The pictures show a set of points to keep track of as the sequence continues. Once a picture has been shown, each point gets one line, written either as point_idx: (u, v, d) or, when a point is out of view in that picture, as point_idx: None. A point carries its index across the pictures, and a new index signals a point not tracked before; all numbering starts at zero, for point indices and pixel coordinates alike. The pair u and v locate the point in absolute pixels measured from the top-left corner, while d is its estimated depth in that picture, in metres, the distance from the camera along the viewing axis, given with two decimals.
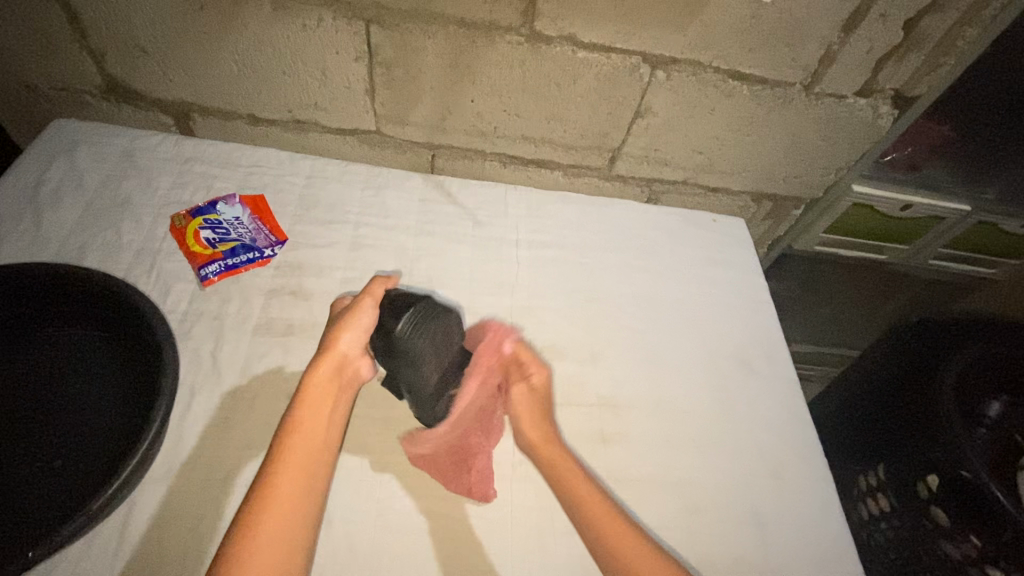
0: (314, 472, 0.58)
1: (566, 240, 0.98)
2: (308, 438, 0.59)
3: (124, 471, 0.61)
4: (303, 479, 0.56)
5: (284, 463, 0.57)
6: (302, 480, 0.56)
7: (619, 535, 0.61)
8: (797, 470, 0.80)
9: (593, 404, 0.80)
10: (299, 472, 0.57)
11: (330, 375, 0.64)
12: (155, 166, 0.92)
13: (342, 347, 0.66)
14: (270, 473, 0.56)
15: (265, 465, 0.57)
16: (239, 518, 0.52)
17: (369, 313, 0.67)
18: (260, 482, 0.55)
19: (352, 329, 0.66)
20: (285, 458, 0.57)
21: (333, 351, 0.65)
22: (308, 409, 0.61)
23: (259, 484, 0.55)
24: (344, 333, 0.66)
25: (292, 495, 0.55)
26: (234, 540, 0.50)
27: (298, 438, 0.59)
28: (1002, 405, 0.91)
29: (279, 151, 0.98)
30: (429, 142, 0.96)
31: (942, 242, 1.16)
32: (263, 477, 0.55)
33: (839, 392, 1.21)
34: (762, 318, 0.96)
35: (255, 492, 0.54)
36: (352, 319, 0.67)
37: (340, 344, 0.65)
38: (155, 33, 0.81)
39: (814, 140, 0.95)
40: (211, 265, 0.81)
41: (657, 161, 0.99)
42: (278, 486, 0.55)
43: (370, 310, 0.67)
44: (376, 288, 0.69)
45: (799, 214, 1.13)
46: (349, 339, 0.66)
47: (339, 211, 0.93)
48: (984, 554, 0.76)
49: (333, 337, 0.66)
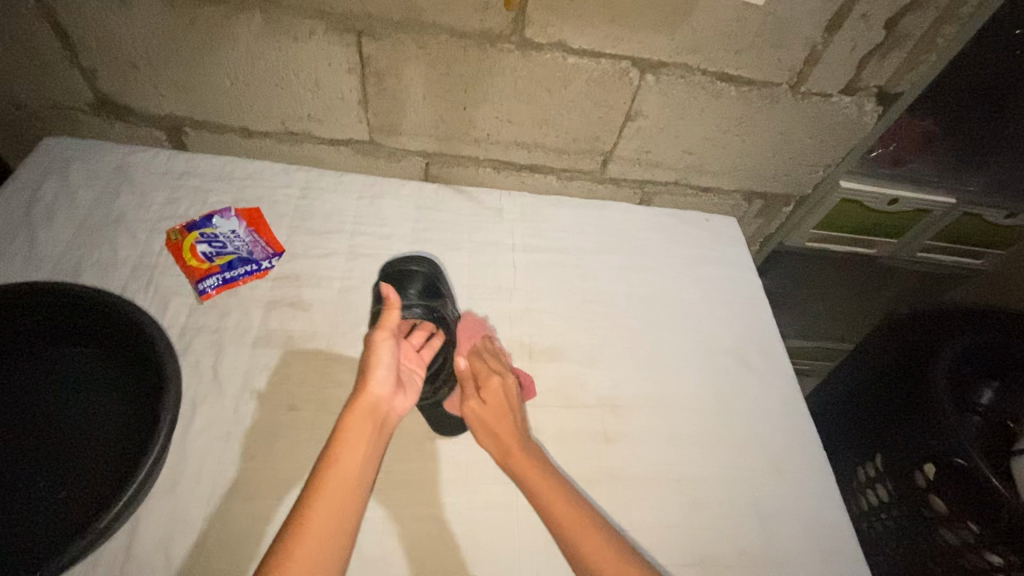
0: (345, 516, 0.55)
1: (561, 243, 0.99)
2: (340, 480, 0.57)
3: (131, 486, 0.60)
4: (334, 524, 0.54)
5: (316, 506, 0.54)
6: (331, 524, 0.54)
7: (591, 538, 0.59)
8: (797, 464, 0.81)
9: (594, 405, 0.81)
10: (329, 516, 0.54)
11: (364, 415, 0.63)
12: (150, 182, 0.92)
13: (370, 386, 0.65)
14: (301, 515, 0.54)
15: (296, 507, 0.55)
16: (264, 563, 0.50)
17: (386, 347, 0.68)
18: (291, 526, 0.53)
19: (377, 367, 0.66)
20: (318, 499, 0.55)
21: (363, 392, 0.64)
22: (342, 449, 0.60)
23: (289, 528, 0.53)
24: (373, 371, 0.65)
25: (318, 543, 0.52)
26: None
27: (331, 479, 0.57)
28: (992, 394, 0.93)
29: (273, 163, 0.99)
30: (422, 150, 0.97)
31: (929, 235, 1.18)
32: (295, 519, 0.53)
33: (836, 385, 1.22)
34: (757, 316, 0.97)
35: (284, 537, 0.52)
36: (374, 357, 0.67)
37: (370, 383, 0.65)
38: (146, 49, 0.81)
39: (802, 138, 0.97)
40: (209, 279, 0.81)
41: (649, 162, 1.00)
42: (306, 533, 0.52)
43: (386, 344, 0.68)
44: (388, 318, 0.70)
45: (788, 211, 1.15)
46: (377, 377, 0.66)
47: (335, 220, 0.93)
48: (981, 540, 0.77)
49: (362, 378, 0.66)
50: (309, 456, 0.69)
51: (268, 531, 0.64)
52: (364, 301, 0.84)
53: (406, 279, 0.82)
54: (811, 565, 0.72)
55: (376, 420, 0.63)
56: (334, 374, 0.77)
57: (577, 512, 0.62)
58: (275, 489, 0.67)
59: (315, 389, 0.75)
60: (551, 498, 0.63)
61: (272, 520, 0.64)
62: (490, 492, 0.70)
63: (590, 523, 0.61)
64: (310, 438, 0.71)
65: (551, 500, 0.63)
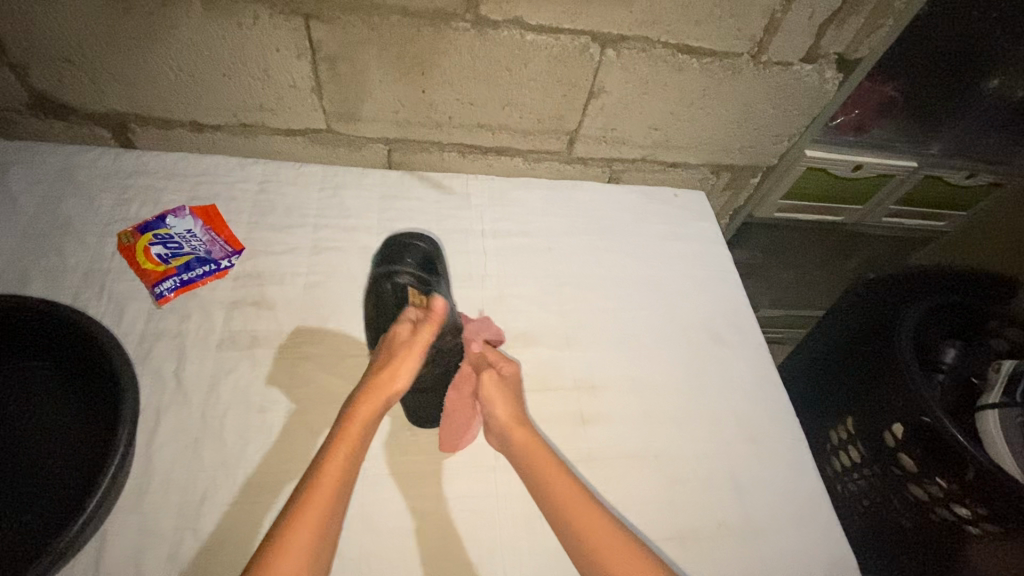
0: (335, 517, 0.55)
1: (531, 226, 0.97)
2: (338, 480, 0.57)
3: (91, 503, 0.58)
4: (326, 525, 0.54)
5: (313, 504, 0.54)
6: (324, 525, 0.54)
7: (600, 533, 0.60)
8: (772, 433, 0.82)
9: (571, 386, 0.81)
10: (323, 516, 0.54)
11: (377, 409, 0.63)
12: (97, 183, 0.88)
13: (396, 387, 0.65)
14: (297, 513, 0.53)
15: (291, 503, 0.54)
16: (254, 560, 0.50)
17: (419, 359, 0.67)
18: (285, 524, 0.53)
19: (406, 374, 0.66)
20: (315, 497, 0.54)
21: (387, 375, 0.65)
22: (343, 446, 0.59)
23: (283, 526, 0.52)
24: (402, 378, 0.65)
25: (310, 544, 0.52)
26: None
27: (330, 479, 0.56)
28: (957, 351, 0.94)
29: (228, 157, 0.95)
30: (383, 137, 0.94)
31: (893, 201, 1.21)
32: (289, 517, 0.53)
33: (807, 352, 1.24)
34: (728, 289, 0.98)
35: (277, 533, 0.52)
36: (408, 367, 0.66)
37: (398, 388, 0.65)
38: (80, 41, 0.76)
39: (766, 109, 0.96)
40: (166, 281, 0.78)
41: (615, 140, 0.99)
42: (302, 531, 0.52)
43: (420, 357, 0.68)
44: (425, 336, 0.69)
45: (755, 182, 1.16)
46: (406, 361, 0.67)
47: (297, 214, 0.90)
48: (948, 494, 0.81)
49: (392, 356, 0.67)
50: (282, 457, 0.68)
51: (241, 536, 0.62)
52: (331, 296, 0.82)
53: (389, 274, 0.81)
54: (787, 530, 0.74)
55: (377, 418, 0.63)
56: (304, 372, 0.75)
57: (587, 507, 0.62)
58: (248, 493, 0.65)
59: (284, 389, 0.73)
60: (563, 500, 0.62)
61: (246, 525, 0.63)
62: (469, 481, 0.71)
63: (598, 516, 0.61)
64: (281, 439, 0.69)
65: (563, 500, 0.62)
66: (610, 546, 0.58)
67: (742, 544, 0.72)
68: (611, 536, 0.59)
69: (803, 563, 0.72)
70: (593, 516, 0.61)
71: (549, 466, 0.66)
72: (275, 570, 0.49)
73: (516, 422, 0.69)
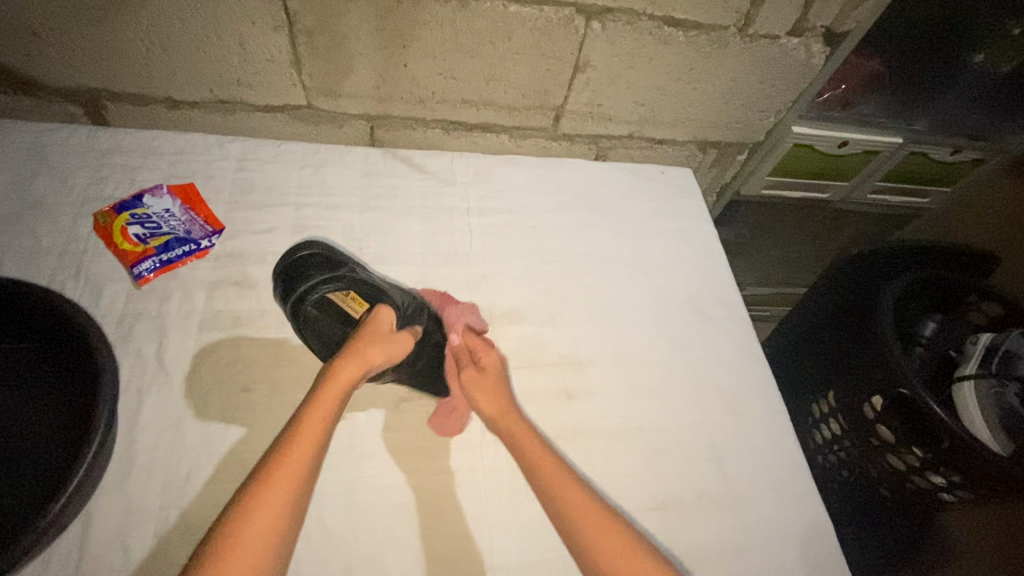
0: (308, 478, 0.54)
1: (517, 204, 0.97)
2: (312, 438, 0.56)
3: (71, 484, 0.57)
4: (304, 479, 0.54)
5: (289, 460, 0.54)
6: (302, 474, 0.54)
7: (578, 502, 0.59)
8: (754, 406, 0.83)
9: (557, 363, 0.81)
10: (301, 471, 0.54)
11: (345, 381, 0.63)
12: (70, 162, 0.85)
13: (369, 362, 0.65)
14: (273, 469, 0.53)
15: (267, 460, 0.54)
16: (226, 514, 0.50)
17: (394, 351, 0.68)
18: (261, 477, 0.52)
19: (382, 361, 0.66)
20: (292, 454, 0.54)
21: (359, 355, 0.65)
22: (320, 408, 0.59)
23: (258, 480, 0.52)
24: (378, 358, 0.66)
25: (286, 497, 0.52)
26: (219, 541, 0.48)
27: (306, 436, 0.56)
28: (935, 325, 0.96)
29: (206, 135, 0.92)
30: (365, 114, 0.92)
31: (878, 177, 1.21)
32: (265, 472, 0.53)
33: (789, 328, 1.24)
34: (713, 265, 0.98)
35: (250, 487, 0.51)
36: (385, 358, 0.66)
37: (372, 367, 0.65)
38: (44, 13, 0.73)
39: (752, 84, 0.96)
40: (145, 262, 0.77)
41: (602, 116, 0.98)
42: (278, 484, 0.52)
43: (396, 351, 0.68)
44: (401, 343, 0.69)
45: (743, 158, 1.15)
46: (378, 352, 0.66)
47: (278, 192, 0.89)
48: (925, 463, 0.83)
49: (367, 342, 0.66)
50: (268, 436, 0.68)
51: None
52: None
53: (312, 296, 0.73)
54: (768, 500, 0.75)
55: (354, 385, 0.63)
56: (287, 353, 0.74)
57: (568, 481, 0.62)
58: (233, 473, 0.65)
59: (267, 369, 0.73)
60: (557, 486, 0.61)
61: None
62: (455, 457, 0.71)
63: (578, 490, 0.61)
64: (266, 418, 0.69)
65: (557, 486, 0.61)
66: (586, 514, 0.58)
67: (724, 513, 0.73)
68: (588, 506, 0.59)
69: (783, 530, 0.73)
70: (574, 489, 0.61)
71: (534, 449, 0.65)
72: (251, 523, 0.49)
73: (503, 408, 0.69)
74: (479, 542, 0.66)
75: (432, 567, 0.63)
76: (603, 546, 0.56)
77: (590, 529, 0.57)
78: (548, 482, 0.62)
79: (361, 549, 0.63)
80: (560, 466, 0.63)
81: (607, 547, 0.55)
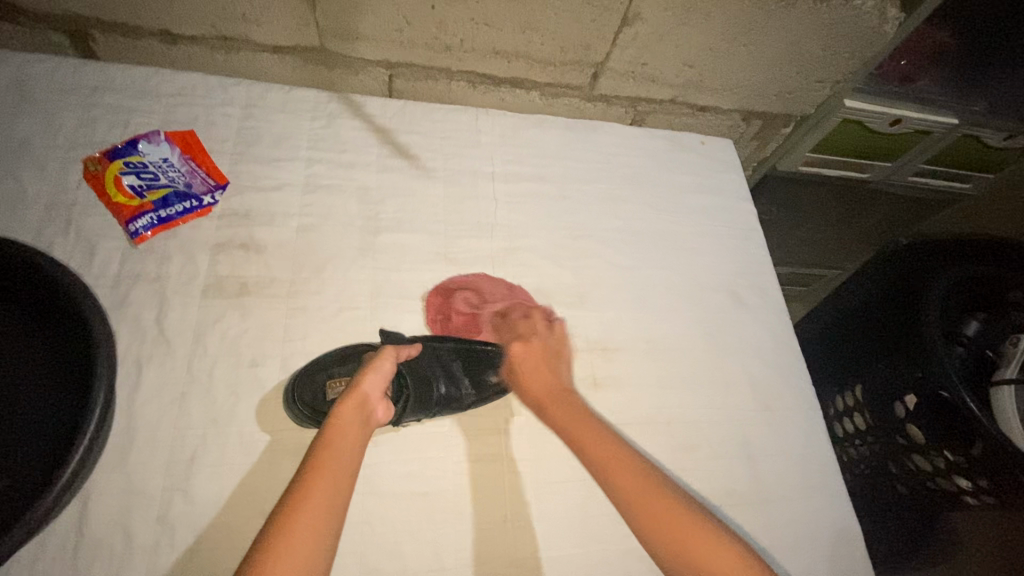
0: (336, 514, 0.46)
1: (546, 171, 0.89)
2: (336, 466, 0.49)
3: (71, 464, 0.54)
4: (326, 525, 0.45)
5: (305, 505, 0.45)
6: (330, 503, 0.46)
7: (630, 476, 0.55)
8: (787, 402, 0.80)
9: (583, 348, 0.76)
10: (320, 519, 0.45)
11: (353, 411, 0.55)
12: (55, 99, 0.76)
13: (365, 387, 0.57)
14: (290, 514, 0.44)
15: (280, 507, 0.45)
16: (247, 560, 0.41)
17: (382, 369, 0.59)
18: (275, 528, 0.43)
19: (373, 381, 0.58)
20: (306, 503, 0.45)
21: (357, 387, 0.56)
22: (330, 449, 0.50)
23: (270, 533, 0.43)
24: (367, 376, 0.57)
25: (307, 549, 0.42)
26: None
27: (321, 479, 0.48)
28: (979, 324, 0.89)
29: (206, 76, 0.83)
30: (384, 60, 0.83)
31: (923, 159, 1.13)
32: (279, 522, 0.43)
33: (816, 316, 1.17)
34: (751, 247, 0.92)
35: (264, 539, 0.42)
36: (372, 376, 0.58)
37: (365, 390, 0.57)
38: None
39: (813, 50, 0.87)
40: (142, 218, 0.70)
41: (644, 77, 0.89)
42: (295, 535, 0.43)
43: (383, 366, 0.59)
44: (384, 360, 0.60)
45: (786, 132, 1.07)
46: (375, 379, 0.58)
47: (286, 145, 0.81)
48: (952, 466, 0.80)
49: (362, 373, 0.58)
50: (278, 416, 0.63)
51: (237, 497, 0.59)
52: (327, 242, 0.75)
53: (321, 380, 0.64)
54: (796, 498, 0.73)
55: (361, 421, 0.55)
56: (299, 325, 0.69)
57: (615, 451, 0.57)
58: (242, 454, 0.61)
59: (277, 343, 0.67)
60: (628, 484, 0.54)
61: (243, 486, 0.59)
62: (477, 444, 0.67)
63: (629, 461, 0.56)
64: (275, 398, 0.64)
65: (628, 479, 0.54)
66: (639, 487, 0.54)
67: (751, 511, 0.71)
68: (641, 473, 0.55)
69: (810, 531, 0.71)
70: (624, 458, 0.56)
71: (577, 422, 0.61)
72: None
73: (549, 393, 0.64)
74: (498, 537, 0.63)
75: (451, 561, 0.61)
76: (665, 520, 0.51)
77: (647, 503, 0.53)
78: (596, 454, 0.57)
79: (378, 539, 0.60)
80: (603, 435, 0.59)
81: (669, 523, 0.51)
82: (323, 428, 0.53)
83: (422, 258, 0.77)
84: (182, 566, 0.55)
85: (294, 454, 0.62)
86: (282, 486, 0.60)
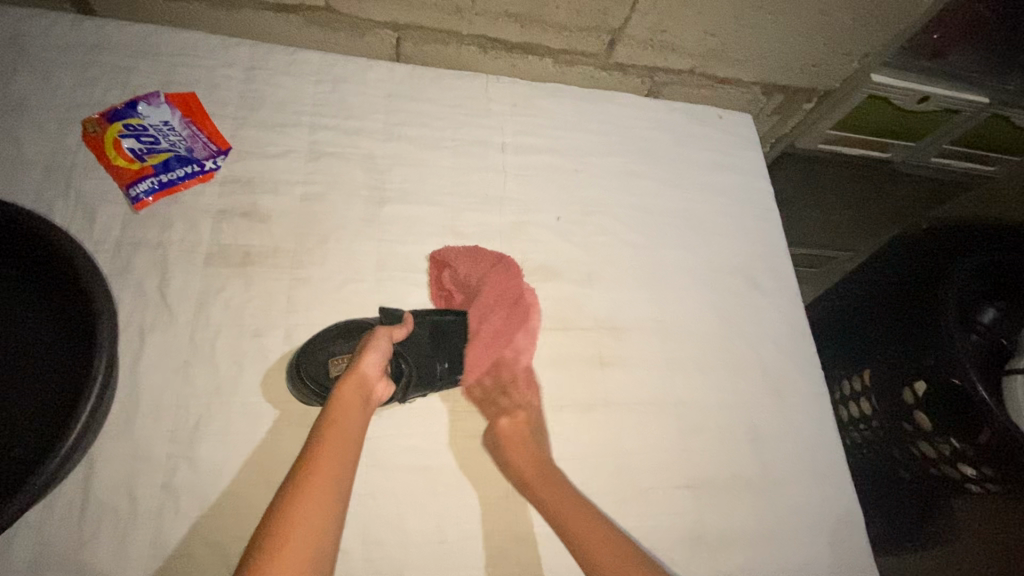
0: (342, 492, 0.45)
1: (557, 142, 0.86)
2: (341, 445, 0.49)
3: (75, 431, 0.53)
4: (333, 497, 0.44)
5: (311, 484, 0.44)
6: (335, 482, 0.45)
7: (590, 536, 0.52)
8: (795, 387, 0.79)
9: (591, 327, 0.75)
10: (327, 492, 0.44)
11: (353, 393, 0.54)
12: (52, 56, 0.74)
13: (365, 367, 0.56)
14: (298, 494, 0.43)
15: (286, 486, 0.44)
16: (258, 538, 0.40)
17: (381, 350, 0.58)
18: (283, 503, 0.43)
19: (371, 360, 0.57)
20: (313, 483, 0.44)
21: (356, 367, 0.56)
22: (335, 428, 0.50)
23: (277, 507, 0.42)
24: (367, 356, 0.57)
25: (315, 526, 0.42)
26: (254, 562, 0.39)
27: (326, 456, 0.47)
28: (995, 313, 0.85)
29: (207, 35, 0.80)
30: (391, 21, 0.79)
31: (949, 139, 1.08)
32: (288, 496, 0.43)
33: (827, 298, 1.14)
34: (766, 228, 0.90)
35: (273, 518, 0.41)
36: (370, 356, 0.57)
37: (364, 370, 0.56)
38: None
39: (843, 19, 0.83)
40: (143, 183, 0.69)
41: (663, 46, 0.85)
42: (305, 510, 0.42)
43: (382, 347, 0.59)
44: (381, 341, 0.59)
45: (807, 108, 1.02)
46: (374, 358, 0.57)
47: (290, 110, 0.78)
48: (958, 454, 0.79)
49: (361, 353, 0.57)
50: (282, 388, 0.63)
51: (242, 466, 0.59)
52: (332, 211, 0.73)
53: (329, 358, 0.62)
54: (799, 481, 0.73)
55: (362, 400, 0.54)
56: (303, 296, 0.68)
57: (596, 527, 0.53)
58: (245, 424, 0.61)
59: (281, 314, 0.66)
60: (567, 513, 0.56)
61: (247, 456, 0.59)
62: (480, 420, 0.67)
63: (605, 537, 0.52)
64: (279, 370, 0.64)
65: (573, 515, 0.55)
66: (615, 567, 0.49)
67: (753, 495, 0.71)
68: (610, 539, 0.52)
69: (810, 518, 0.71)
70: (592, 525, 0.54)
71: (554, 485, 0.59)
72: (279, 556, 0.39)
73: (533, 464, 0.61)
74: (498, 513, 0.63)
75: (453, 533, 0.61)
76: None
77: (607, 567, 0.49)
78: (567, 520, 0.55)
79: (383, 510, 0.61)
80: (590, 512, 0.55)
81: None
82: (324, 409, 0.52)
83: (429, 231, 0.75)
84: (187, 531, 0.55)
85: (297, 426, 0.61)
86: (286, 457, 0.60)
